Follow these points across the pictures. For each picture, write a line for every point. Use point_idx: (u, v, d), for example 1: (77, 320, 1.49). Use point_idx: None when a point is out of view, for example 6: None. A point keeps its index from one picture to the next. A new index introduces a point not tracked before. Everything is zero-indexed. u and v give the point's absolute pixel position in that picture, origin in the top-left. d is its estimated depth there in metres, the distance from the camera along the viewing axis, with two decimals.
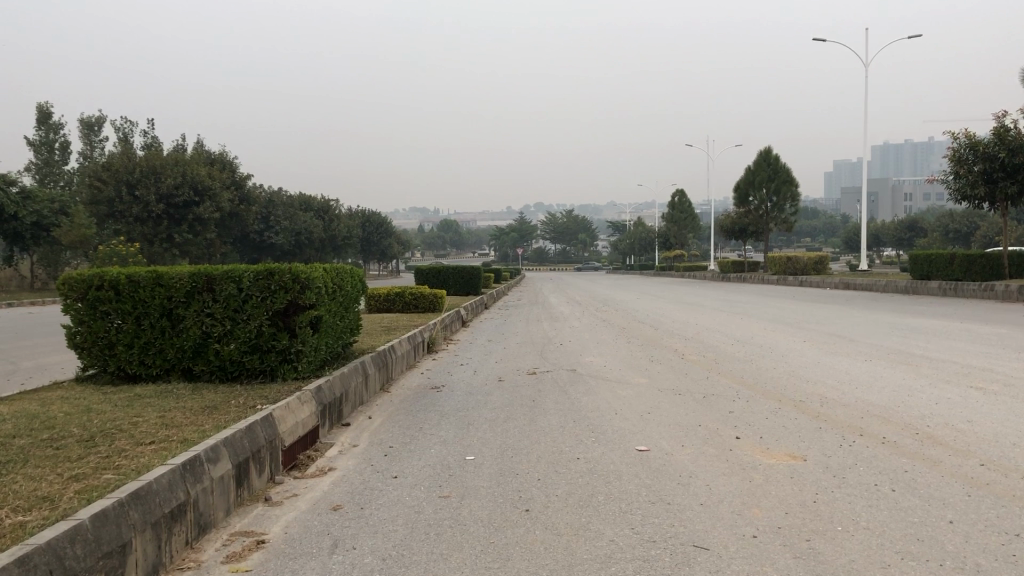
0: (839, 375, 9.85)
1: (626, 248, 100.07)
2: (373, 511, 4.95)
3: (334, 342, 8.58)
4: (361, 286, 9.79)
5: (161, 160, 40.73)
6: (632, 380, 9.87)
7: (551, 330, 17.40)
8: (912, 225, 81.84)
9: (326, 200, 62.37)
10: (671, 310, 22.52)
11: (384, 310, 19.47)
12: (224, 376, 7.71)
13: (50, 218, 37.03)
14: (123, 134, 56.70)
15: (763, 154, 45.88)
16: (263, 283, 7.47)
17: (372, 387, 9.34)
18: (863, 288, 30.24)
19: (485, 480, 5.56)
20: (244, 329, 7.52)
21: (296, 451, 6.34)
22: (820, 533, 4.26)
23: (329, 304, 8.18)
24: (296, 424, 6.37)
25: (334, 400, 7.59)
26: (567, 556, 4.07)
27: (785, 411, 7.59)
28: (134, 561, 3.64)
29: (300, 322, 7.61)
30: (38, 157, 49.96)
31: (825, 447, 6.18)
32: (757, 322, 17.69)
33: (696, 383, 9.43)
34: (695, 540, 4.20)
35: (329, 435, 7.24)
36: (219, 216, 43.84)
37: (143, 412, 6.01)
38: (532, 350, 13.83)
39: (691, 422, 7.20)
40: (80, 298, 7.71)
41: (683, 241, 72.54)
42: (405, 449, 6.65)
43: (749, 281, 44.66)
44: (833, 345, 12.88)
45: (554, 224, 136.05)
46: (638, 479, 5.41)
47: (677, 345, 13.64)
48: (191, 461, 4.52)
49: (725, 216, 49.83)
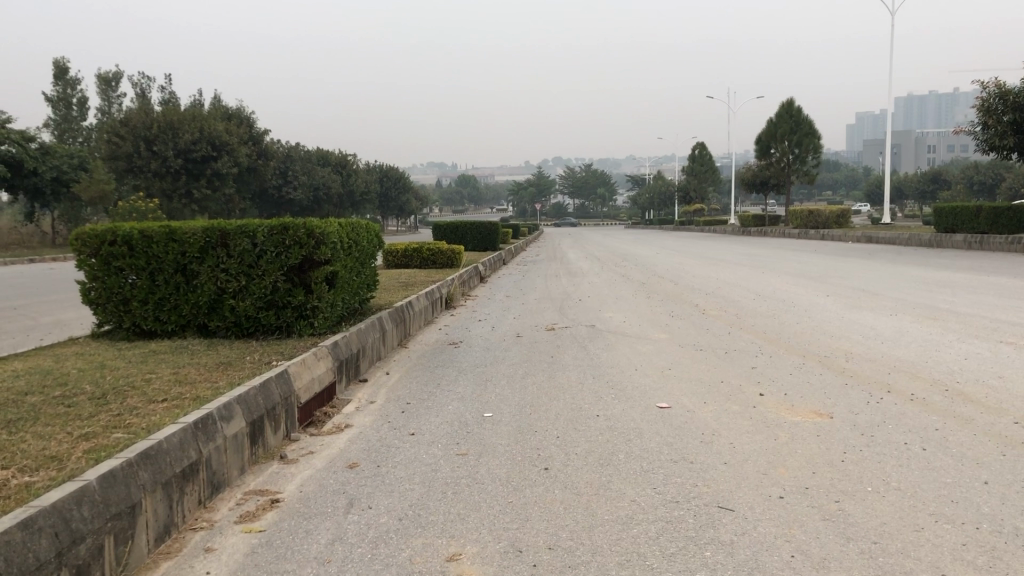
0: (865, 330, 9.66)
1: (646, 202, 99.47)
2: (389, 469, 4.86)
3: (350, 298, 8.47)
4: (378, 241, 9.66)
5: (178, 114, 40.62)
6: (652, 335, 9.71)
7: (570, 286, 17.22)
8: (936, 177, 80.56)
9: (344, 154, 62.09)
10: (692, 265, 22.27)
11: (401, 266, 19.36)
12: (241, 332, 7.63)
13: (69, 173, 37.10)
14: (140, 90, 56.56)
15: (785, 106, 45.04)
16: (278, 238, 7.34)
17: (389, 343, 9.25)
18: (887, 241, 29.81)
19: (503, 437, 5.44)
20: (259, 286, 7.41)
21: (312, 408, 6.25)
22: (849, 494, 4.13)
23: (345, 259, 8.05)
24: (312, 380, 6.28)
25: (350, 356, 7.50)
26: (587, 516, 3.95)
27: (810, 367, 7.43)
28: (144, 523, 3.57)
29: (316, 278, 7.49)
30: (56, 113, 49.97)
31: (851, 404, 6.02)
32: (779, 277, 17.43)
33: (718, 339, 9.28)
34: (720, 501, 4.07)
35: (346, 391, 7.15)
36: (237, 171, 43.76)
37: (157, 369, 5.94)
38: (550, 306, 13.69)
39: (714, 379, 7.04)
40: (94, 253, 7.63)
41: (703, 194, 71.89)
42: (422, 406, 6.56)
43: (771, 234, 44.17)
44: (856, 300, 12.66)
45: (572, 179, 135.18)
46: (659, 437, 5.28)
47: (698, 301, 13.46)
48: (204, 420, 4.43)
49: (747, 168, 49.21)
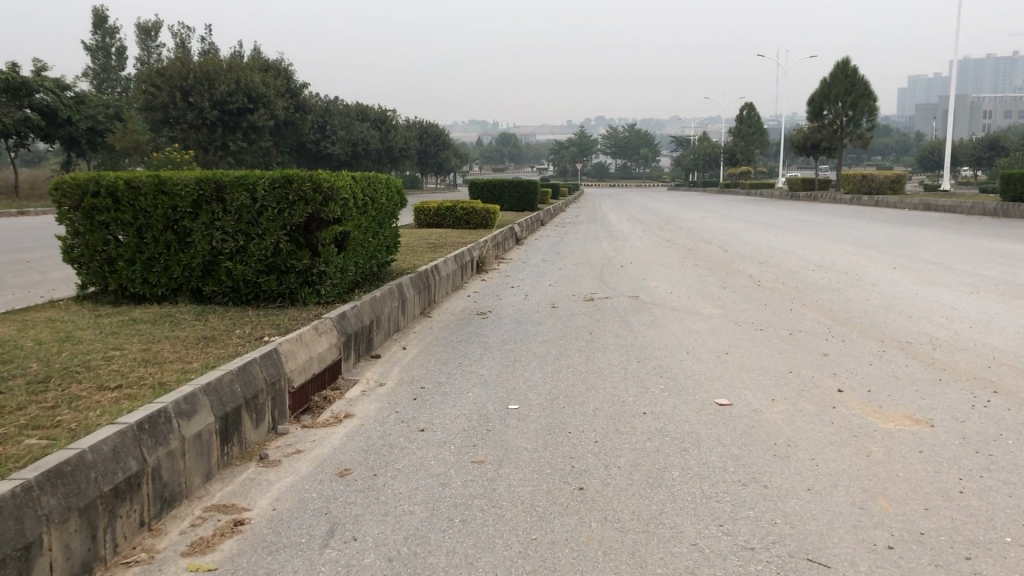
0: (946, 310, 8.51)
1: (690, 164, 97.20)
2: (388, 481, 3.95)
3: (366, 261, 7.55)
4: (401, 198, 8.73)
5: (214, 65, 39.93)
6: (703, 310, 8.69)
7: (611, 250, 16.17)
8: (994, 143, 77.06)
9: (384, 110, 61.03)
10: (740, 230, 21.01)
11: (434, 225, 18.42)
12: (239, 298, 6.76)
13: (104, 123, 36.71)
14: (180, 40, 55.99)
15: (840, 65, 42.91)
16: (281, 193, 6.47)
17: (410, 312, 8.34)
18: (947, 209, 28.15)
19: (529, 439, 4.49)
20: (259, 247, 6.51)
21: (309, 392, 5.36)
22: (983, 546, 3.11)
23: (359, 219, 7.14)
24: (309, 360, 5.39)
25: (361, 330, 6.58)
26: (634, 568, 2.99)
27: (892, 356, 6.35)
28: (44, 566, 2.69)
29: (324, 239, 6.58)
30: (95, 62, 49.69)
31: (952, 407, 4.96)
32: (835, 245, 16.17)
33: (779, 317, 8.23)
34: (811, 551, 3.09)
35: (354, 370, 6.26)
36: (274, 124, 43.03)
37: (126, 344, 5.09)
38: (589, 272, 12.68)
39: (780, 368, 6.02)
40: (75, 205, 6.80)
41: (750, 157, 69.70)
42: (438, 392, 5.63)
43: (820, 200, 42.46)
44: (928, 273, 11.48)
45: (615, 138, 132.81)
46: (721, 447, 4.30)
47: (750, 270, 12.36)
48: (154, 418, 3.54)
49: (797, 130, 47.34)
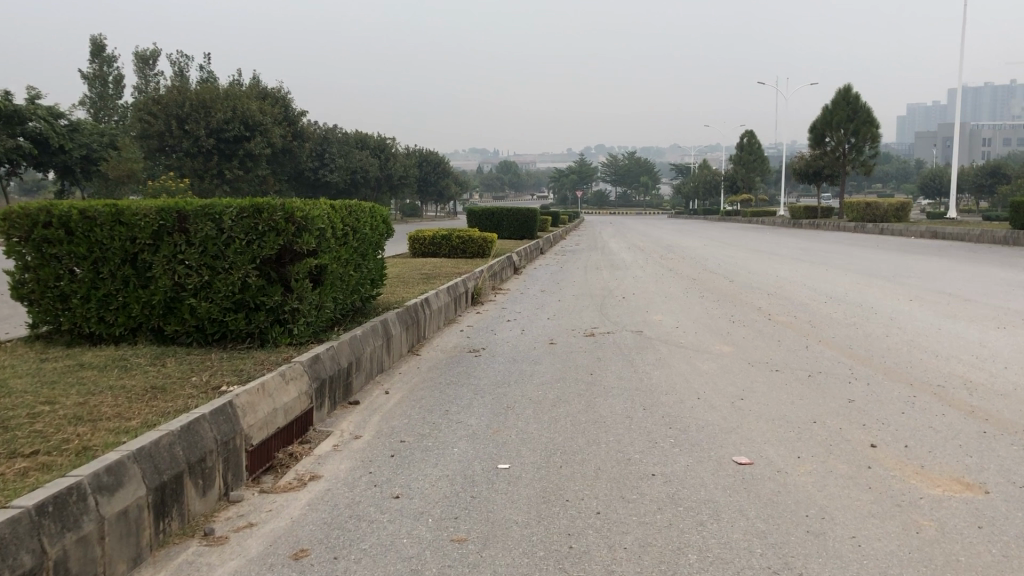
0: (974, 347, 7.88)
1: (690, 192, 96.93)
2: (351, 567, 3.32)
3: (347, 297, 6.96)
4: (387, 228, 8.16)
5: (211, 93, 39.65)
6: (712, 348, 8.09)
7: (612, 281, 15.59)
8: (995, 170, 76.68)
9: (383, 138, 60.74)
10: (744, 260, 20.43)
11: (429, 255, 17.86)
12: (205, 338, 6.15)
13: (99, 151, 36.34)
14: (178, 68, 55.92)
15: (842, 92, 42.57)
16: (250, 223, 5.91)
17: (396, 350, 7.73)
18: (955, 237, 27.58)
19: (521, 510, 3.87)
20: (224, 282, 5.91)
21: (271, 449, 4.73)
22: None
23: (338, 251, 6.56)
24: (272, 412, 4.77)
25: (337, 374, 5.96)
26: None
27: (925, 402, 5.73)
28: None
29: (297, 274, 6.00)
30: (93, 91, 49.51)
31: (1006, 467, 4.32)
32: (845, 275, 15.57)
33: (794, 356, 7.61)
34: None
35: (329, 419, 5.64)
36: (271, 152, 42.69)
37: (63, 395, 4.48)
38: (590, 304, 12.07)
39: (804, 418, 5.38)
40: (25, 237, 6.23)
41: (751, 184, 69.32)
42: (419, 446, 5.01)
43: (823, 228, 41.91)
44: (947, 305, 10.87)
45: (615, 166, 132.76)
46: (745, 521, 3.66)
47: (759, 303, 11.76)
48: (61, 497, 2.92)
49: (799, 157, 46.94)
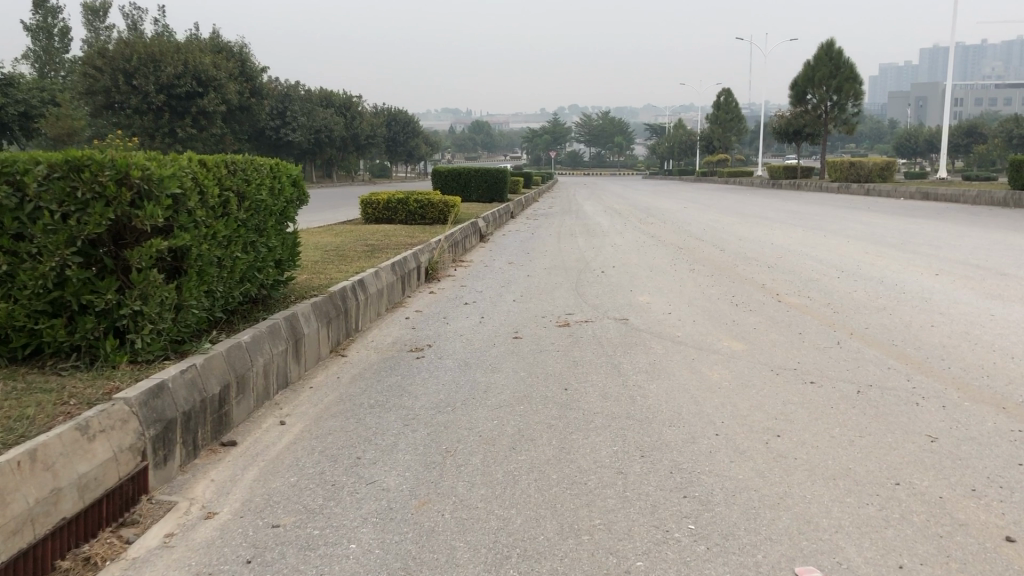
0: None
1: (665, 152, 94.82)
2: None
3: (232, 287, 5.10)
4: (298, 194, 6.29)
5: (160, 45, 36.93)
6: (718, 345, 6.35)
7: (587, 250, 13.81)
8: (971, 130, 75.15)
9: (349, 95, 57.95)
10: (731, 224, 18.66)
11: (384, 221, 15.96)
12: (13, 353, 4.29)
13: (38, 107, 33.17)
14: (132, 20, 52.78)
15: (825, 47, 40.62)
16: (63, 184, 4.00)
17: (309, 355, 5.88)
18: (951, 199, 25.94)
19: None
20: (30, 274, 4.02)
21: (46, 559, 2.88)
22: None
23: (211, 227, 4.69)
24: (48, 498, 2.91)
25: (195, 409, 4.09)
26: None
27: None
28: None
29: (137, 261, 4.13)
30: (37, 44, 46.47)
31: None
32: (847, 243, 13.88)
33: (827, 358, 5.88)
34: None
35: (176, 483, 3.79)
36: (227, 109, 40.08)
37: None
38: (565, 281, 10.28)
39: (882, 479, 3.61)
40: None
41: (728, 144, 67.33)
42: (295, 539, 3.18)
43: (806, 189, 40.27)
44: (985, 283, 9.16)
45: (589, 126, 130.16)
46: None
47: (759, 278, 10.05)
48: None
49: (779, 115, 45.13)
